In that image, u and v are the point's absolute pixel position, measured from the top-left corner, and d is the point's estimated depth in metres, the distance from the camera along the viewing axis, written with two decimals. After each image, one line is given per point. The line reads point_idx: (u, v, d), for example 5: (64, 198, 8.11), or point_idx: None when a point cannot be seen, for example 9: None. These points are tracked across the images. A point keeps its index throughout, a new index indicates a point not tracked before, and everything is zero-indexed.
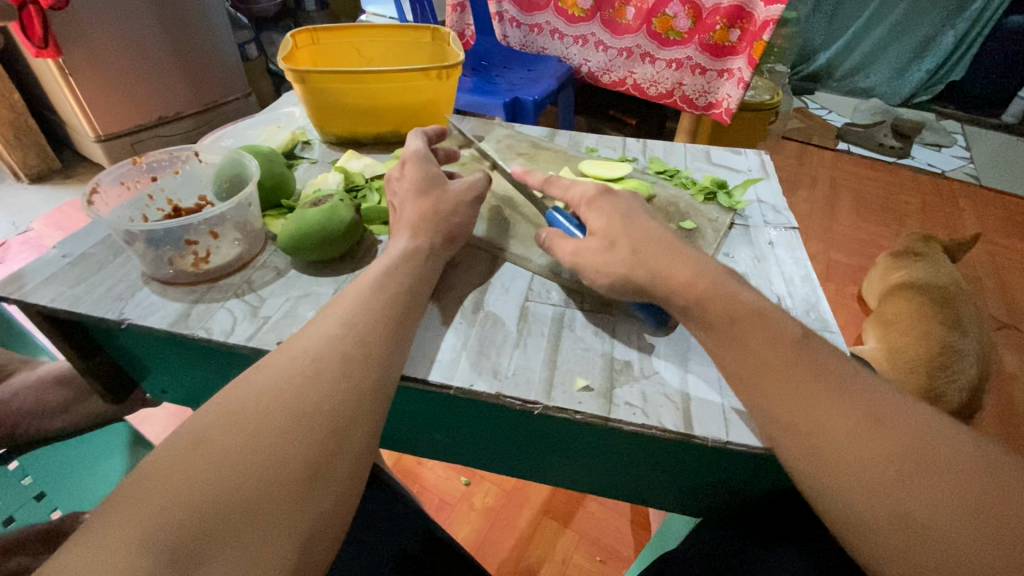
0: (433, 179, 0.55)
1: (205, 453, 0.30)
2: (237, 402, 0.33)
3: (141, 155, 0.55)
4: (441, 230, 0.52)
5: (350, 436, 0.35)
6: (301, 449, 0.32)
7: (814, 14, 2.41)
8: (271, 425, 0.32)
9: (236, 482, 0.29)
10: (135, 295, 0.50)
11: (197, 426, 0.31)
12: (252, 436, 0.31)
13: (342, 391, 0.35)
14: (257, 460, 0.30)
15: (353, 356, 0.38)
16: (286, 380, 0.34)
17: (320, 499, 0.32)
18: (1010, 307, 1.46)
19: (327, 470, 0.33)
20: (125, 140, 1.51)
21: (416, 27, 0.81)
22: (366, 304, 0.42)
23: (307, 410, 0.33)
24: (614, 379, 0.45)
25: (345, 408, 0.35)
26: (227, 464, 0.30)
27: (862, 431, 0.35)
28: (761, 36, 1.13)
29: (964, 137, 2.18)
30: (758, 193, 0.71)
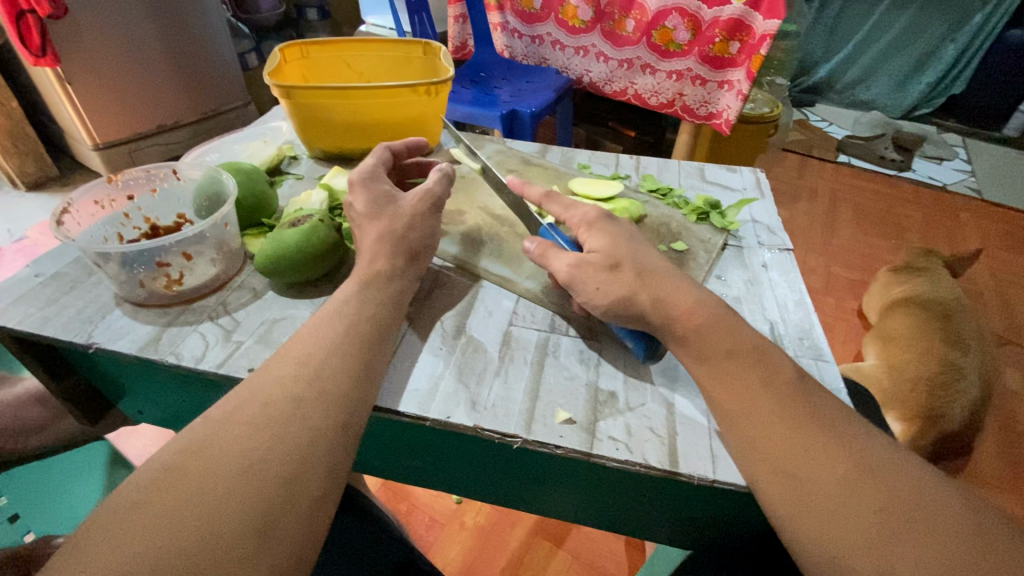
0: (382, 200, 0.53)
1: (158, 500, 0.29)
2: (195, 445, 0.32)
3: (117, 173, 0.54)
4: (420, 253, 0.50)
5: (312, 476, 0.33)
6: (257, 494, 0.31)
7: (815, 27, 2.41)
8: (228, 469, 0.31)
9: (187, 532, 0.28)
10: (106, 317, 0.49)
11: (152, 472, 0.30)
12: (207, 481, 0.30)
13: (304, 431, 0.34)
14: (210, 507, 0.29)
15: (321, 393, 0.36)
16: (247, 422, 0.33)
17: (278, 545, 0.30)
18: (1012, 323, 1.44)
19: (285, 514, 0.31)
20: (123, 149, 1.51)
21: (407, 41, 0.80)
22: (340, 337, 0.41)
23: (266, 450, 0.33)
24: (597, 411, 0.43)
25: (308, 448, 0.34)
26: (179, 512, 0.29)
27: (840, 478, 0.34)
28: (761, 49, 1.12)
29: (965, 150, 2.17)
30: (752, 213, 0.69)
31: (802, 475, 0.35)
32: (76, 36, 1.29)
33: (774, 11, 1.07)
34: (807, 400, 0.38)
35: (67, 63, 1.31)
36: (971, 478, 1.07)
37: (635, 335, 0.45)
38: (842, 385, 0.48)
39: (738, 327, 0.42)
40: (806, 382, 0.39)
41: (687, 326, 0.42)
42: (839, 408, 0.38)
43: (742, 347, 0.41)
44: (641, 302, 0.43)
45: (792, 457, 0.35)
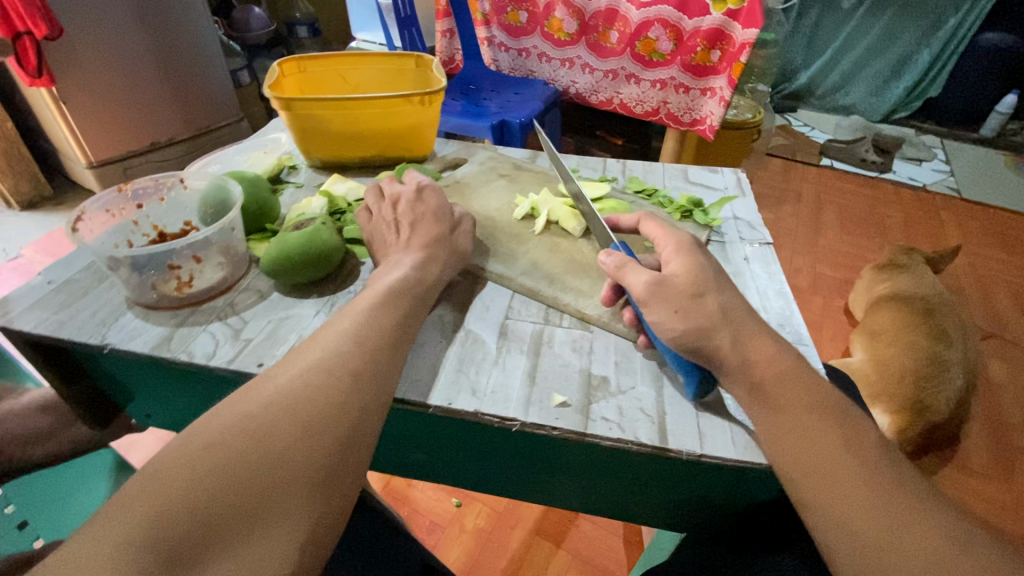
0: (444, 212, 0.58)
1: (216, 455, 0.32)
2: (242, 415, 0.35)
3: (128, 183, 0.56)
4: (426, 253, 0.53)
5: (356, 451, 0.37)
6: (310, 459, 0.34)
7: (793, 36, 2.48)
8: (281, 435, 0.35)
9: (244, 484, 0.32)
10: (118, 320, 0.51)
11: (210, 431, 0.34)
12: (262, 445, 0.34)
13: (345, 410, 0.38)
14: (262, 468, 0.33)
15: (338, 378, 0.39)
16: (293, 395, 0.37)
17: (324, 505, 0.34)
18: (995, 316, 1.49)
19: (333, 480, 0.35)
20: (118, 166, 1.53)
21: (400, 54, 0.84)
22: (359, 327, 0.44)
23: (315, 422, 0.36)
24: (591, 395, 0.46)
25: (351, 422, 0.37)
26: (235, 469, 0.32)
27: (829, 457, 0.38)
28: (741, 57, 1.17)
29: (943, 151, 2.24)
30: (734, 210, 0.73)
31: (807, 457, 0.38)
32: (72, 56, 1.32)
33: (752, 21, 1.12)
34: (788, 386, 0.41)
35: (63, 83, 1.33)
36: (959, 468, 1.09)
37: (689, 369, 0.44)
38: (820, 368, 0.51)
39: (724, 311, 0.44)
40: (788, 363, 0.43)
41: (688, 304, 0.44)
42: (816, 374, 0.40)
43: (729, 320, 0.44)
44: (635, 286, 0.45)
45: (785, 442, 0.39)
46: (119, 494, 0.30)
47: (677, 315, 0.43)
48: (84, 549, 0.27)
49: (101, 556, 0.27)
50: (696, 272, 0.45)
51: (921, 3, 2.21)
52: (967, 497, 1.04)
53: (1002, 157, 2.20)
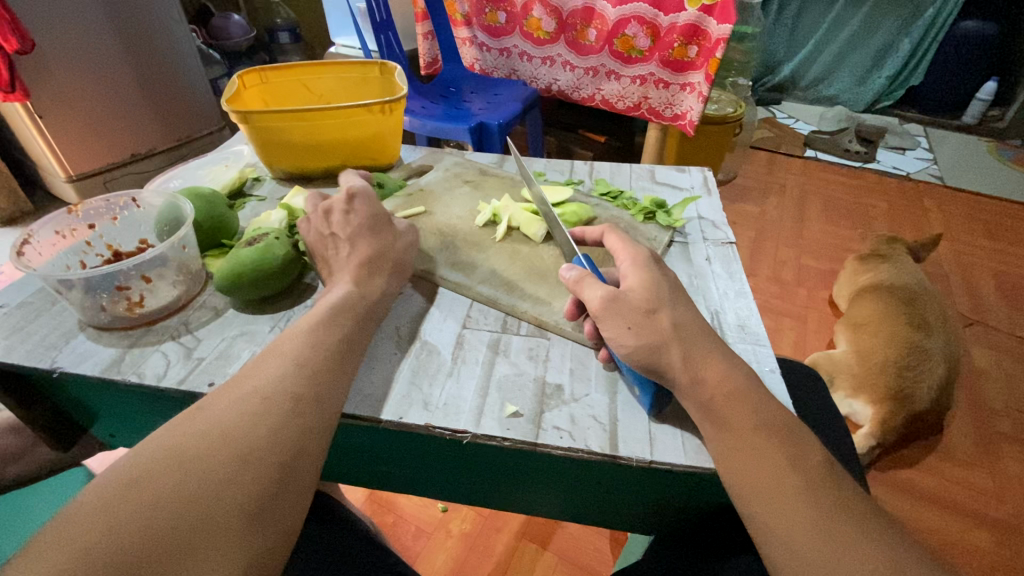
0: (380, 219, 0.56)
1: (142, 494, 0.32)
2: (174, 448, 0.35)
3: (78, 204, 0.56)
4: (370, 270, 0.52)
5: (295, 480, 0.37)
6: (244, 491, 0.34)
7: (775, 28, 2.48)
8: (213, 468, 0.34)
9: (170, 521, 0.31)
10: (70, 342, 0.51)
11: (137, 468, 0.33)
12: (191, 480, 0.33)
13: (288, 431, 0.38)
14: (195, 499, 0.33)
15: (278, 403, 0.39)
16: (228, 424, 0.37)
17: (260, 538, 0.34)
18: (979, 303, 1.49)
19: (268, 512, 0.35)
20: (98, 179, 1.51)
21: (364, 62, 0.83)
22: (305, 348, 0.44)
23: (251, 450, 0.36)
24: (544, 404, 0.46)
25: (290, 448, 0.38)
26: (165, 503, 0.32)
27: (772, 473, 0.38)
28: (716, 52, 1.17)
29: (926, 139, 2.24)
30: (699, 210, 0.73)
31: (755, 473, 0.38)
32: (45, 70, 1.30)
33: (726, 17, 1.12)
34: (747, 391, 0.42)
35: (38, 98, 1.32)
36: (944, 457, 1.10)
37: (644, 381, 0.44)
38: (777, 370, 0.50)
39: (679, 313, 0.45)
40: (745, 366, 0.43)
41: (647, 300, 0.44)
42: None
43: (688, 324, 0.44)
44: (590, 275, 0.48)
45: (736, 451, 0.39)
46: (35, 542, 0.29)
47: (631, 333, 0.43)
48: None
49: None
50: (651, 290, 0.45)
51: None
52: (951, 485, 1.05)
53: (984, 144, 2.21)
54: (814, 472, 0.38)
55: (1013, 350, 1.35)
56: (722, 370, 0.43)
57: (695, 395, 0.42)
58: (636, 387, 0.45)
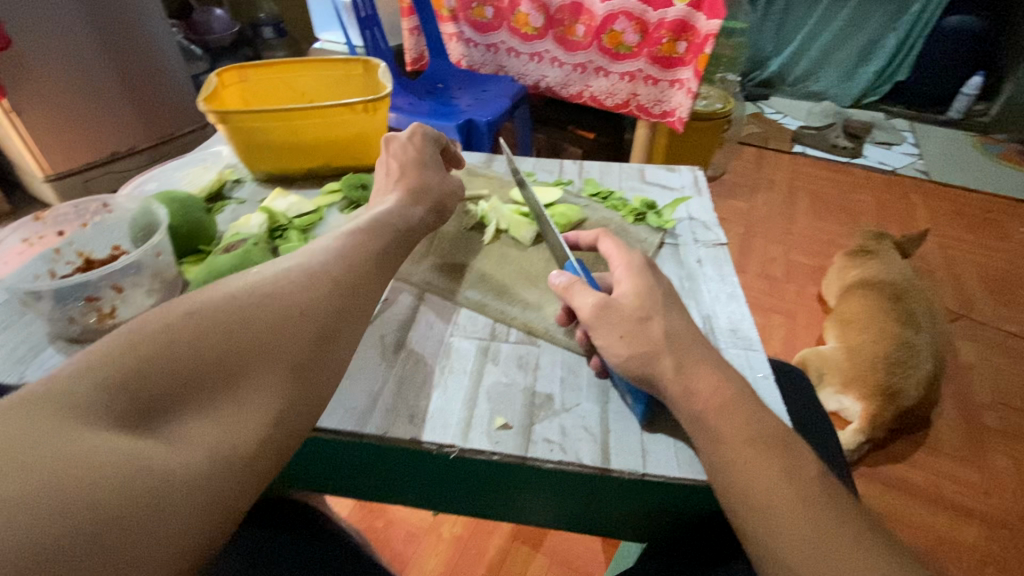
0: (433, 160, 0.61)
1: (197, 321, 0.32)
2: (229, 293, 0.35)
3: (45, 210, 0.54)
4: (424, 196, 0.56)
5: (337, 348, 0.37)
6: (291, 342, 0.34)
7: (763, 23, 2.48)
8: (264, 318, 0.34)
9: (220, 354, 0.32)
10: (38, 356, 0.49)
11: (191, 302, 0.33)
12: (242, 321, 0.34)
13: (331, 303, 0.38)
14: (247, 340, 0.33)
15: (324, 276, 0.39)
16: (279, 280, 0.37)
17: (306, 386, 0.34)
18: (964, 297, 1.50)
19: (313, 369, 0.35)
20: (77, 179, 1.47)
21: (347, 59, 0.81)
22: (352, 239, 0.44)
23: (298, 310, 0.36)
24: (533, 415, 0.45)
25: (333, 317, 0.38)
26: (217, 335, 0.32)
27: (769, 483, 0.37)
28: (706, 48, 1.16)
29: (912, 134, 2.26)
30: (690, 210, 0.72)
31: (751, 484, 0.37)
32: (19, 67, 1.26)
33: (716, 12, 1.11)
34: (742, 401, 0.41)
35: (14, 95, 1.28)
36: (933, 451, 1.10)
37: (637, 391, 0.44)
38: (769, 375, 0.50)
39: (670, 321, 0.44)
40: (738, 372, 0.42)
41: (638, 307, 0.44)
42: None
43: (680, 332, 0.43)
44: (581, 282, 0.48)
45: (730, 460, 0.38)
46: (95, 346, 0.29)
47: (624, 341, 0.43)
48: (56, 384, 0.27)
49: (79, 393, 0.27)
50: (643, 295, 0.45)
51: None
52: (941, 479, 1.05)
53: (968, 139, 2.23)
54: (810, 484, 0.38)
55: (998, 343, 1.36)
56: (716, 378, 0.42)
57: (687, 408, 0.41)
58: (627, 394, 0.44)
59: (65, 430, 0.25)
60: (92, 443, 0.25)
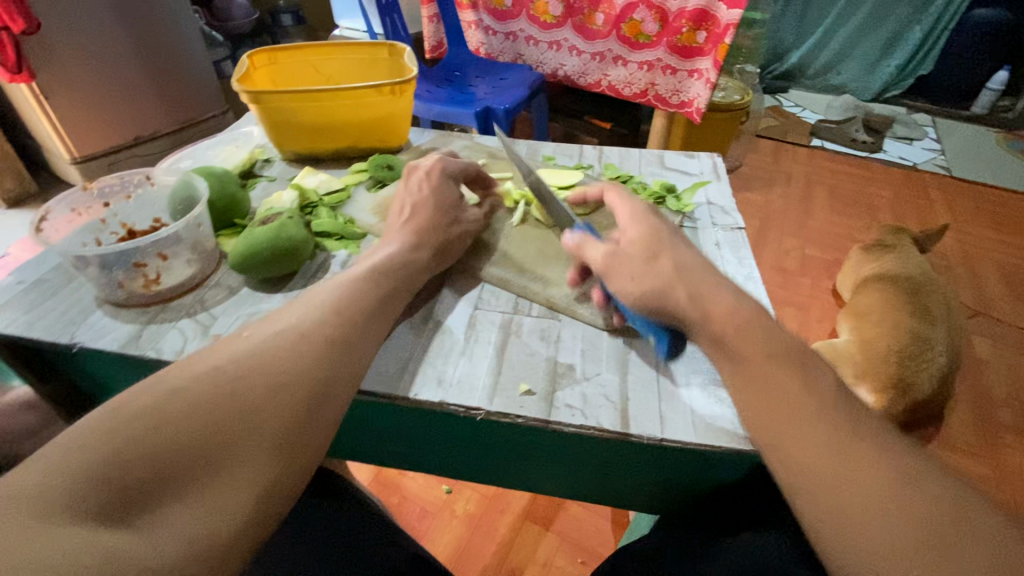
0: (445, 197, 0.59)
1: (185, 399, 0.33)
2: (217, 366, 0.36)
3: (92, 181, 0.57)
4: (433, 241, 0.55)
5: (326, 410, 0.38)
6: (274, 413, 0.35)
7: (784, 15, 2.45)
8: (252, 389, 0.35)
9: (204, 434, 0.32)
10: (88, 318, 0.51)
11: (183, 378, 0.34)
12: (228, 396, 0.34)
13: (319, 370, 0.39)
14: (229, 417, 0.33)
15: (315, 338, 0.40)
16: (265, 350, 0.38)
17: (290, 459, 0.35)
18: (981, 294, 1.49)
19: (298, 439, 0.35)
20: (103, 161, 1.51)
21: (373, 43, 0.83)
22: (348, 294, 0.45)
23: (287, 378, 0.37)
24: (556, 382, 0.47)
25: (321, 380, 0.38)
26: (202, 413, 0.33)
27: (794, 433, 0.36)
28: (726, 38, 1.16)
29: (934, 130, 2.23)
30: (708, 195, 0.73)
31: (782, 437, 0.37)
32: (49, 50, 1.29)
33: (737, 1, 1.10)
34: None
35: (44, 77, 1.31)
36: (945, 445, 1.10)
37: (660, 330, 0.45)
38: None
39: (679, 256, 0.46)
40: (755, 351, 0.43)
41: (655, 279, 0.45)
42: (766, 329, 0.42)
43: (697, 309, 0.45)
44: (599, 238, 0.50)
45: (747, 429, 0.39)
46: (81, 430, 0.30)
47: (634, 281, 0.45)
48: (33, 475, 0.27)
49: (56, 484, 0.27)
50: (650, 237, 0.48)
51: None
52: None
53: (992, 135, 2.20)
54: None
55: (1015, 341, 1.35)
56: (741, 330, 0.42)
57: None
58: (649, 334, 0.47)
59: (43, 528, 0.25)
60: (64, 539, 0.25)
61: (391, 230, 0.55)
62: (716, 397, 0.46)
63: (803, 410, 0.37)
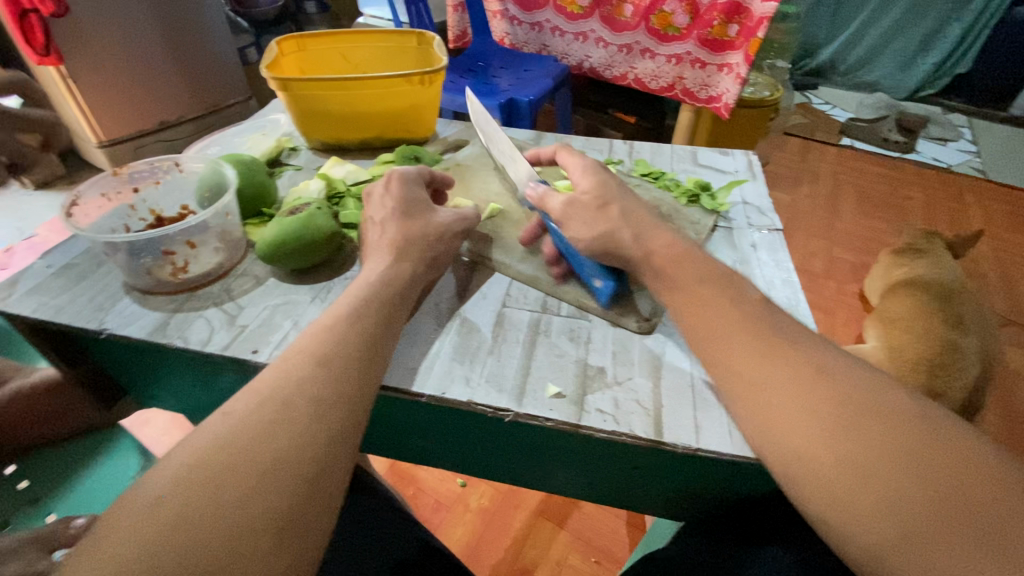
0: (419, 205, 0.56)
1: (170, 508, 0.30)
2: (212, 443, 0.33)
3: (122, 166, 0.56)
4: (426, 254, 0.52)
5: (326, 480, 0.35)
6: (279, 494, 0.32)
7: (817, 9, 2.37)
8: (249, 469, 0.33)
9: (205, 535, 0.30)
10: (116, 304, 0.51)
11: (163, 477, 0.31)
12: (226, 482, 0.32)
13: (319, 433, 0.36)
14: (229, 508, 0.31)
15: (314, 396, 0.37)
16: (264, 416, 0.35)
17: (293, 545, 0.32)
18: (1016, 304, 1.43)
19: (299, 520, 0.33)
20: (128, 146, 1.53)
21: (402, 31, 0.81)
22: (341, 336, 0.42)
23: (277, 458, 0.34)
24: (586, 386, 0.45)
25: (317, 452, 0.35)
26: (201, 509, 0.30)
27: (820, 445, 0.34)
28: (759, 32, 1.12)
29: (970, 131, 2.15)
30: (743, 195, 0.71)
31: (809, 441, 0.34)
32: (77, 34, 1.30)
33: None
34: None
35: (72, 61, 1.32)
36: None
37: (605, 273, 0.51)
38: None
39: (626, 206, 0.51)
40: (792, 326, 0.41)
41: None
42: (804, 336, 0.40)
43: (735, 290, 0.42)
44: (625, 234, 0.48)
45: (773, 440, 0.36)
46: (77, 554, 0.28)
47: (586, 228, 0.49)
48: None
49: None
50: (601, 187, 0.52)
51: None
52: None
53: None
54: None
55: None
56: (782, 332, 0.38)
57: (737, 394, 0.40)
58: (596, 277, 0.51)
59: None
60: None
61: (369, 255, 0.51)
62: None
63: (822, 416, 0.35)
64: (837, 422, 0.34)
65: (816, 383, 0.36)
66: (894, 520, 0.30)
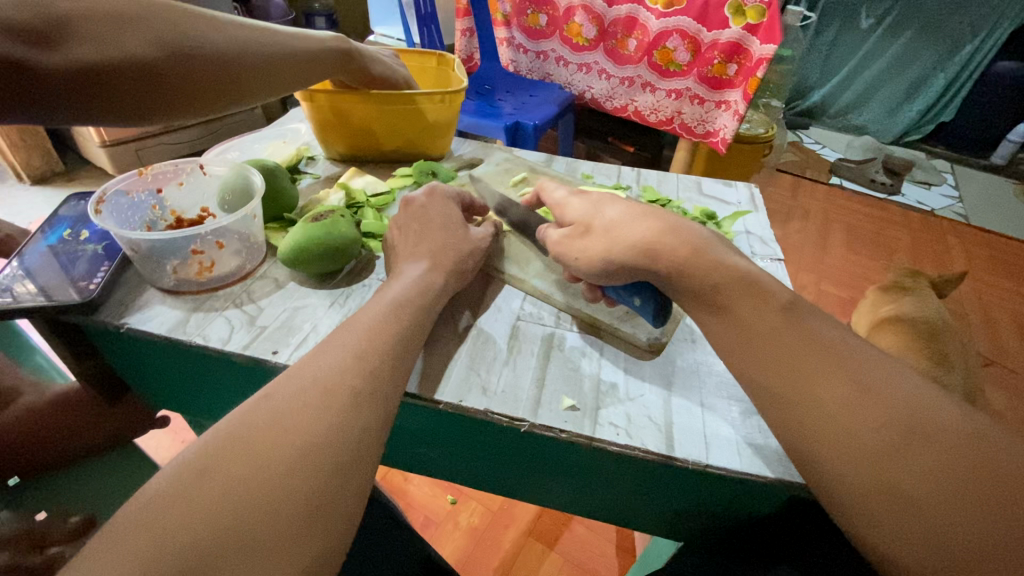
0: (447, 216, 0.57)
1: (210, 486, 0.31)
2: (244, 430, 0.34)
3: (147, 166, 0.57)
4: (453, 264, 0.53)
5: (357, 473, 0.35)
6: (309, 483, 0.33)
7: (809, 53, 2.47)
8: (279, 456, 0.33)
9: (238, 517, 0.30)
10: (137, 301, 0.52)
11: (202, 454, 0.32)
12: (258, 466, 0.32)
13: (348, 429, 0.36)
14: (261, 491, 0.31)
15: (345, 392, 0.38)
16: (297, 405, 0.36)
17: (323, 536, 0.32)
18: (997, 345, 1.48)
19: (329, 509, 0.33)
20: (131, 146, 1.53)
21: (423, 52, 0.84)
22: (373, 334, 0.43)
23: (311, 446, 0.34)
24: (599, 400, 0.47)
25: (350, 446, 0.35)
26: (237, 490, 0.31)
27: (848, 430, 0.35)
28: (758, 72, 1.16)
29: (953, 176, 2.24)
30: (746, 225, 0.73)
31: (830, 431, 0.36)
32: None
33: (771, 37, 1.11)
34: None
35: None
36: None
37: (640, 288, 0.48)
38: None
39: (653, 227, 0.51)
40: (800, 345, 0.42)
41: (703, 299, 0.44)
42: None
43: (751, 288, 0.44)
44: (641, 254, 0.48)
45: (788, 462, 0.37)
46: (115, 523, 0.28)
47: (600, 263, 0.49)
48: None
49: None
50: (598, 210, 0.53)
51: (942, 25, 2.20)
52: None
53: (1011, 186, 2.20)
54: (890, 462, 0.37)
55: None
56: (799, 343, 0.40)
57: None
58: (634, 295, 0.49)
59: None
60: None
61: (398, 262, 0.53)
62: (756, 426, 0.45)
63: (862, 406, 0.36)
64: (861, 407, 0.36)
65: (850, 375, 0.37)
66: (921, 506, 0.32)
